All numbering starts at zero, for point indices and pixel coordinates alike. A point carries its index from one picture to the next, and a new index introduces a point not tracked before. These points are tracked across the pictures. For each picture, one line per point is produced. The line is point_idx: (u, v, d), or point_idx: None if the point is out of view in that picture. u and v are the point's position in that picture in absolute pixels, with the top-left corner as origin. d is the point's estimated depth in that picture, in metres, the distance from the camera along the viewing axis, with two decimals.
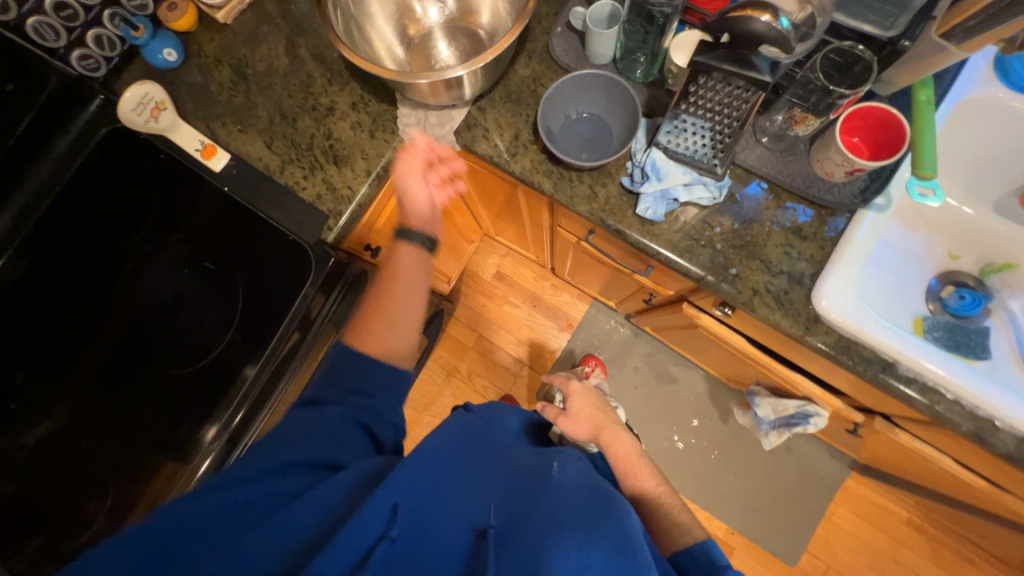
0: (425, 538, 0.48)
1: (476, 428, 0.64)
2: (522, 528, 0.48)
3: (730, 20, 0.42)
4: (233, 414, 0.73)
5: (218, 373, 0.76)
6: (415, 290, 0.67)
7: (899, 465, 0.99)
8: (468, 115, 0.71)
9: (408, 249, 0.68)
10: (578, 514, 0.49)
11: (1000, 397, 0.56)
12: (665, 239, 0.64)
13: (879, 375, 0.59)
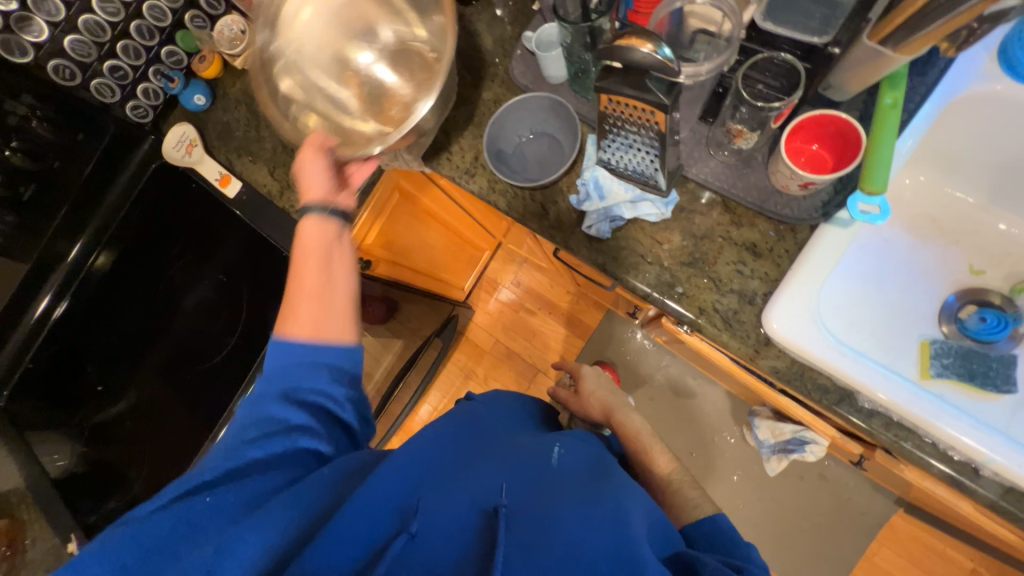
0: (423, 526, 0.46)
1: (466, 420, 0.66)
2: (527, 510, 0.48)
3: (617, 49, 0.45)
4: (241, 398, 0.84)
5: None
6: (334, 257, 0.63)
7: (932, 506, 0.87)
8: (434, 139, 0.74)
9: (313, 221, 0.63)
10: (580, 497, 0.50)
11: (980, 439, 0.50)
12: (612, 256, 0.64)
13: (834, 405, 0.55)
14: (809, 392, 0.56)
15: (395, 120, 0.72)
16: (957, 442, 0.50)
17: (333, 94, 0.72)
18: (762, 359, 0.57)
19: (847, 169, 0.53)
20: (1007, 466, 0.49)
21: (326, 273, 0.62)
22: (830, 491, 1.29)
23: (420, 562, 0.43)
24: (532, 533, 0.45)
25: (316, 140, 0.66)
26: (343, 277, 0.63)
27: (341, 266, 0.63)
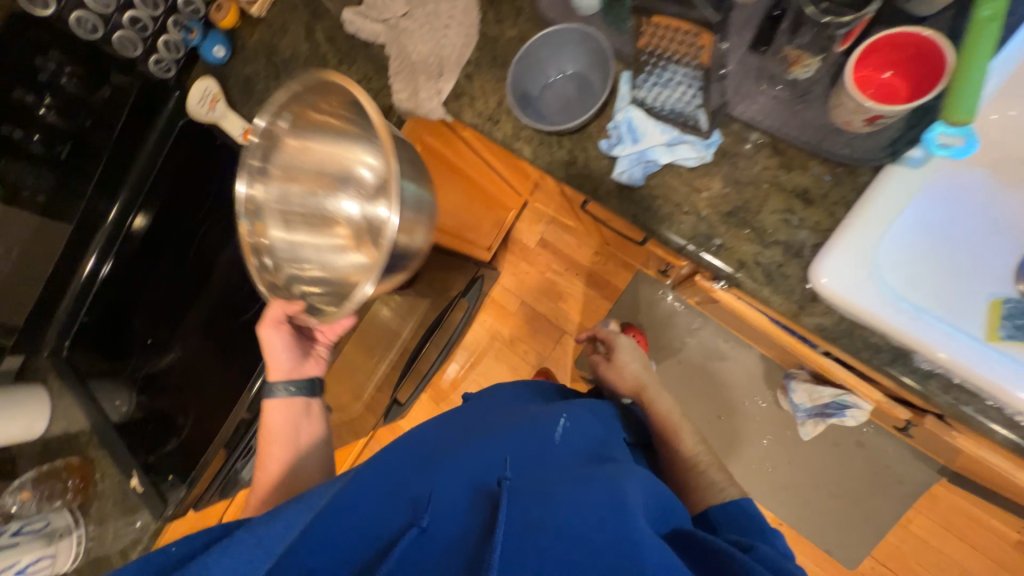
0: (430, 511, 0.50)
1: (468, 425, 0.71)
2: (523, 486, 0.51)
3: None
4: None
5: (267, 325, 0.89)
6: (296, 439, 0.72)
7: (986, 476, 0.82)
8: (455, 85, 0.70)
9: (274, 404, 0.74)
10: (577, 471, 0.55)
11: None
12: (644, 207, 0.60)
13: (886, 366, 0.50)
14: (859, 354, 0.51)
15: (347, 280, 0.77)
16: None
17: (299, 244, 0.76)
18: (807, 316, 0.53)
19: (924, 98, 0.46)
20: None
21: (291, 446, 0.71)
22: (867, 458, 1.25)
23: (430, 545, 0.46)
24: (533, 497, 0.49)
25: (276, 312, 0.73)
26: (309, 436, 0.74)
27: (306, 440, 0.73)
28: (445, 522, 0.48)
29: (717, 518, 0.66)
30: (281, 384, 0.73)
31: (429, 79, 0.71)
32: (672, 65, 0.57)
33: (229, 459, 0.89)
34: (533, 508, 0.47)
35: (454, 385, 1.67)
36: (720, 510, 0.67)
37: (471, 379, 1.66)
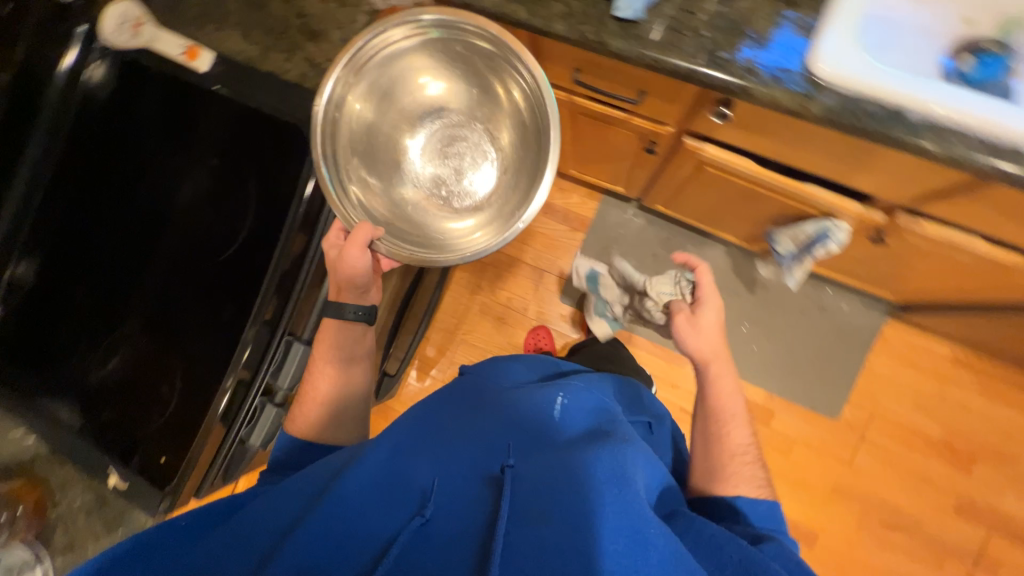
0: (437, 501, 0.51)
1: (462, 396, 0.74)
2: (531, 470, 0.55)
3: None
4: (266, 300, 0.75)
5: (247, 260, 0.80)
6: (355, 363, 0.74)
7: (936, 277, 0.97)
8: None
9: (334, 326, 0.74)
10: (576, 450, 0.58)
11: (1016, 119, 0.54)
12: (649, 37, 0.62)
13: (888, 129, 0.57)
14: (861, 123, 0.57)
15: (391, 206, 0.74)
16: (993, 130, 0.55)
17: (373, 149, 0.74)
18: (815, 103, 0.58)
19: None
20: None
21: (338, 368, 0.73)
22: (829, 318, 1.41)
23: (434, 533, 0.47)
24: (538, 484, 0.53)
25: (364, 235, 0.67)
26: (357, 362, 0.75)
27: (357, 366, 0.75)
28: (450, 515, 0.49)
29: (746, 508, 0.66)
30: (351, 306, 0.71)
31: None
32: None
33: (231, 428, 0.77)
34: (540, 498, 0.50)
35: (439, 353, 1.58)
36: (748, 502, 0.67)
37: (457, 342, 1.59)
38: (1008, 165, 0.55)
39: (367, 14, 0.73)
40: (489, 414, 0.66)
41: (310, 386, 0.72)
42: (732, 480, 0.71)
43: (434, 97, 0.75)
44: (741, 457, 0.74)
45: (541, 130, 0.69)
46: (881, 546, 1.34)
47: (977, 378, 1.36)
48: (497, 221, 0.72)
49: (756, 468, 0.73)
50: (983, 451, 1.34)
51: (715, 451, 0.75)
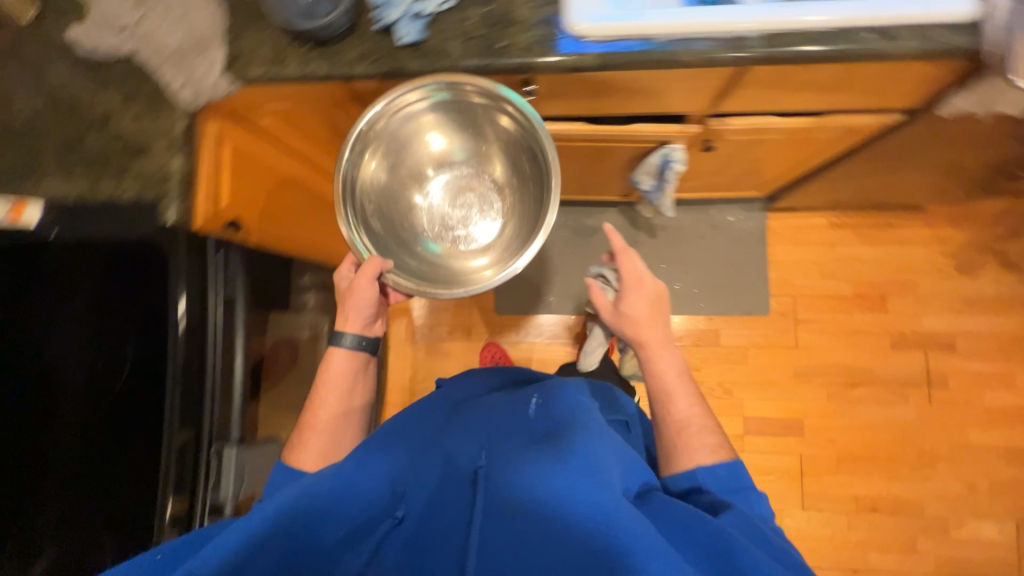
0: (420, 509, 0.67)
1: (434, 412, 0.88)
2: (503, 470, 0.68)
3: None
4: (176, 424, 0.73)
5: (145, 391, 0.76)
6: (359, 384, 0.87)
7: (771, 161, 1.12)
8: (227, 50, 0.75)
9: (338, 354, 0.85)
10: (547, 451, 0.70)
11: (731, 14, 0.66)
12: (436, 52, 0.71)
13: (644, 57, 0.68)
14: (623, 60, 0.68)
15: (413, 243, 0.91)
16: (719, 29, 0.67)
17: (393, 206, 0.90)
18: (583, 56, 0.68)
19: None
20: (755, 19, 0.66)
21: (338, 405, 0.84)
22: (723, 231, 1.56)
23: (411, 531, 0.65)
24: (505, 480, 0.67)
25: (373, 269, 0.80)
26: (355, 401, 0.86)
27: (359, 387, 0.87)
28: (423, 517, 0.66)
29: (705, 477, 0.75)
30: (351, 335, 0.84)
31: (200, 57, 0.74)
32: None
33: None
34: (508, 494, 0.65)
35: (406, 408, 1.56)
36: (705, 470, 0.76)
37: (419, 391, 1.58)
38: (744, 49, 0.67)
39: (186, 118, 0.76)
40: (462, 427, 0.81)
41: (313, 419, 0.83)
42: (695, 454, 0.78)
43: (444, 149, 0.90)
44: (700, 429, 0.80)
45: (539, 161, 0.81)
46: (847, 401, 1.49)
47: (855, 231, 1.55)
48: (503, 247, 0.89)
49: (715, 437, 0.80)
50: (889, 288, 1.52)
51: (676, 429, 0.82)
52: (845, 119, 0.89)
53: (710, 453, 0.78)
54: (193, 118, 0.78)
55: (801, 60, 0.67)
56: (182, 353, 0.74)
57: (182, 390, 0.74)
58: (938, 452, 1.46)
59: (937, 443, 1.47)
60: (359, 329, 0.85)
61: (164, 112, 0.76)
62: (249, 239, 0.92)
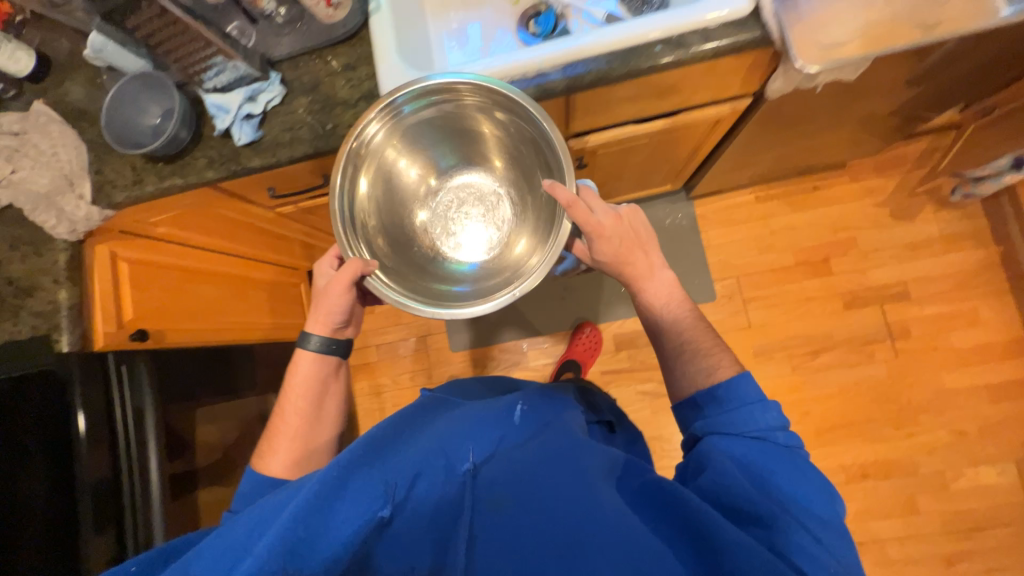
0: (424, 509, 0.57)
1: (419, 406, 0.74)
2: (500, 467, 0.61)
3: None
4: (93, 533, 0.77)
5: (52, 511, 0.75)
6: (331, 385, 0.83)
7: (659, 159, 1.14)
8: (94, 181, 0.80)
9: (306, 353, 0.82)
10: (536, 452, 0.63)
11: (529, 57, 0.70)
12: (274, 145, 0.76)
13: None
14: None
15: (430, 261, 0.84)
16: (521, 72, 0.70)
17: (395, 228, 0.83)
18: None
19: None
20: (549, 55, 0.69)
21: (308, 405, 0.80)
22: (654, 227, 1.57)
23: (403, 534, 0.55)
24: (501, 489, 0.58)
25: (353, 271, 0.74)
26: (326, 403, 0.83)
27: (331, 389, 0.83)
28: (418, 516, 0.56)
29: (704, 400, 0.71)
30: (318, 337, 0.81)
31: (68, 192, 0.80)
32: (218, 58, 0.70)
33: None
34: (498, 505, 0.56)
35: None
36: (705, 393, 0.71)
37: None
38: (549, 84, 0.71)
39: (65, 250, 0.81)
40: (455, 418, 0.69)
41: (285, 423, 0.80)
42: (700, 374, 0.74)
43: (433, 160, 0.85)
44: (704, 351, 0.76)
45: (546, 152, 0.74)
46: (813, 370, 1.46)
47: (784, 200, 1.54)
48: (528, 237, 0.81)
49: (720, 355, 0.75)
50: (830, 249, 1.50)
51: (679, 357, 0.77)
52: (699, 113, 0.91)
53: (718, 371, 0.73)
54: (75, 248, 0.83)
55: (604, 82, 0.70)
56: (98, 462, 0.79)
57: (94, 503, 0.77)
58: (918, 405, 1.41)
59: (915, 395, 1.41)
60: (323, 331, 0.81)
61: (46, 248, 0.81)
62: (160, 343, 0.97)
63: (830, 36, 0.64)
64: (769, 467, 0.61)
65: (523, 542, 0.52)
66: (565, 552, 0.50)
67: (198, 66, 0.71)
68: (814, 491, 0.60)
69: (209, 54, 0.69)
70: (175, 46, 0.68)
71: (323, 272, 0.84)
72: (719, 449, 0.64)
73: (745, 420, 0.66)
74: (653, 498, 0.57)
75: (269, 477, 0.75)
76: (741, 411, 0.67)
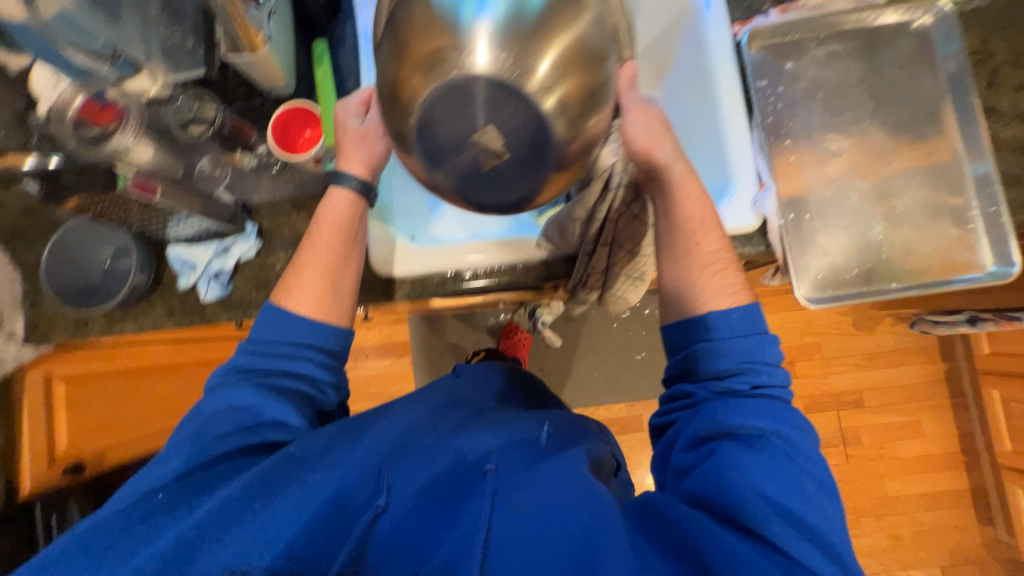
0: (422, 511, 0.50)
1: (444, 395, 0.67)
2: (519, 472, 0.54)
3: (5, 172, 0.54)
4: None
5: None
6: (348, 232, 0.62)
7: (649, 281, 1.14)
8: (26, 317, 0.69)
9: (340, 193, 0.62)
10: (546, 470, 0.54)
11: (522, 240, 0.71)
12: (243, 303, 0.69)
13: (453, 286, 0.70)
14: (440, 290, 0.71)
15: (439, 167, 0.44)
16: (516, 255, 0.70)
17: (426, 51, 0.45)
18: (396, 293, 0.71)
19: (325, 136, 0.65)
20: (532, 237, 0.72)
21: (346, 244, 0.62)
22: (634, 320, 1.54)
23: (397, 523, 0.49)
24: (520, 489, 0.51)
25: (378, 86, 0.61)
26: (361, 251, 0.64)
27: (356, 223, 0.62)
28: (417, 514, 0.49)
29: (715, 323, 0.58)
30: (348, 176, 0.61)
31: None
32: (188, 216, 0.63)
33: None
34: (514, 504, 0.50)
35: None
36: (721, 315, 0.58)
37: None
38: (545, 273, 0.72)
39: None
40: (485, 419, 0.62)
41: (314, 254, 0.61)
42: (702, 293, 0.60)
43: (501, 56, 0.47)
44: (715, 267, 0.60)
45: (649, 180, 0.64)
46: None
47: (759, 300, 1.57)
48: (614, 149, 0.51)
49: (729, 274, 0.61)
50: (797, 352, 1.55)
51: (681, 265, 0.62)
52: None
53: (727, 295, 0.60)
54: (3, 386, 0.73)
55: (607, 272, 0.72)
56: None
57: None
58: (863, 509, 1.50)
59: (860, 499, 1.50)
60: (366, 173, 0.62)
61: None
62: (101, 464, 0.90)
63: (828, 268, 0.66)
64: (774, 430, 0.53)
65: (527, 540, 0.46)
66: (573, 548, 0.46)
67: (159, 223, 0.63)
68: (806, 451, 0.53)
69: (181, 218, 0.62)
70: (133, 215, 0.60)
71: (351, 116, 0.61)
72: (726, 421, 0.54)
73: (749, 357, 0.57)
74: (646, 520, 0.50)
75: (298, 320, 0.59)
76: (750, 348, 0.57)
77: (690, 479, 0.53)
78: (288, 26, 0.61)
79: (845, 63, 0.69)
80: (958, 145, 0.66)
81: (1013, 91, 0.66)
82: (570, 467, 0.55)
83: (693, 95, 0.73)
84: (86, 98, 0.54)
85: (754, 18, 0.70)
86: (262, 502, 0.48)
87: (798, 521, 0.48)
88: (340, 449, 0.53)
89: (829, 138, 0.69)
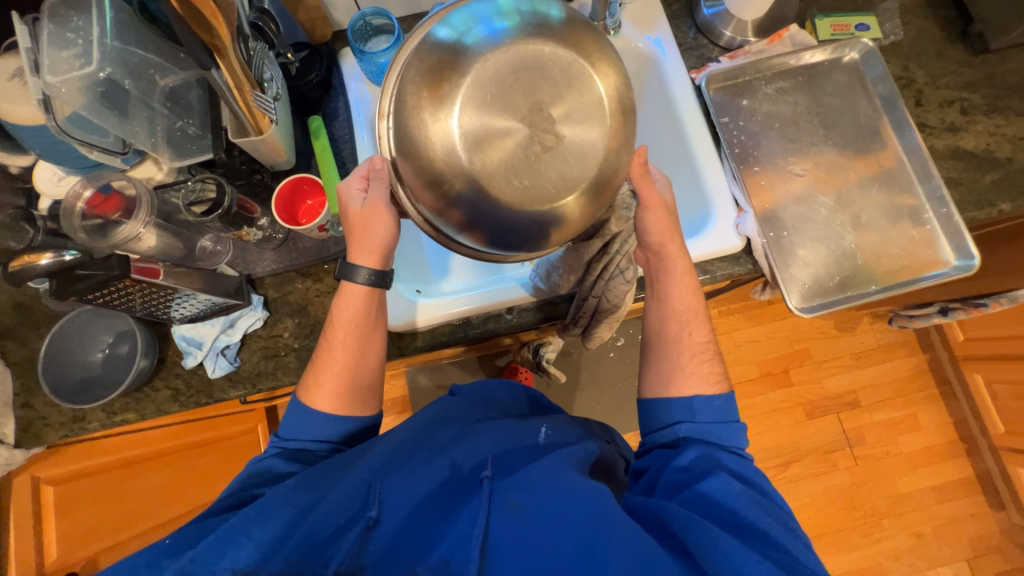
0: (414, 526, 0.49)
1: (434, 410, 0.64)
2: (519, 481, 0.53)
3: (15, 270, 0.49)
4: None
5: None
6: (365, 326, 0.61)
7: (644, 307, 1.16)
8: (19, 418, 0.66)
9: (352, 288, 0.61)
10: (546, 477, 0.52)
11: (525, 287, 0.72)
12: (248, 376, 0.68)
13: (464, 334, 0.72)
14: (452, 339, 0.72)
15: (483, 156, 0.46)
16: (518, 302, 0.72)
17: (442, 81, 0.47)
18: (407, 348, 0.72)
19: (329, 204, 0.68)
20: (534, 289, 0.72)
21: (366, 332, 0.61)
22: (628, 346, 1.51)
23: (387, 539, 0.48)
24: (518, 494, 0.51)
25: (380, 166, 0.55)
26: (380, 341, 0.63)
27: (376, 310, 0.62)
28: (407, 533, 0.48)
29: (701, 404, 0.59)
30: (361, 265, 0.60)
31: None
32: (195, 294, 0.62)
33: None
34: (513, 504, 0.50)
35: None
36: (705, 399, 0.59)
37: None
38: (553, 310, 0.74)
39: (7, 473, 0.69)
40: (481, 426, 0.61)
41: (331, 356, 0.60)
42: (689, 380, 0.61)
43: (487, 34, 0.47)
44: (700, 353, 0.63)
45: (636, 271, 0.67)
46: (786, 482, 1.51)
47: (746, 314, 1.58)
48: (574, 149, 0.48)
49: (714, 363, 0.63)
50: (790, 361, 1.58)
51: (669, 351, 0.63)
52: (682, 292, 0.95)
53: (711, 381, 0.61)
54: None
55: (591, 331, 0.77)
56: None
57: None
58: (880, 510, 1.50)
59: (875, 501, 1.50)
60: (378, 262, 0.61)
61: None
62: None
63: (812, 278, 0.71)
64: (746, 475, 0.55)
65: (519, 555, 0.47)
66: (579, 547, 0.46)
67: (163, 303, 0.62)
68: (776, 496, 0.55)
69: (186, 296, 0.62)
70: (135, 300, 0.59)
71: (353, 196, 0.60)
72: (712, 454, 0.56)
73: (722, 441, 0.58)
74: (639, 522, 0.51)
75: (321, 411, 0.58)
76: (722, 429, 0.59)
77: (681, 497, 0.51)
78: (288, 107, 0.65)
79: (793, 97, 0.78)
80: (898, 145, 0.75)
81: (938, 108, 0.75)
82: (568, 464, 0.55)
83: (667, 133, 0.80)
84: (93, 189, 0.57)
85: (707, 66, 0.79)
86: (259, 527, 0.47)
87: (790, 534, 0.48)
88: (336, 474, 0.51)
89: (791, 163, 0.76)
